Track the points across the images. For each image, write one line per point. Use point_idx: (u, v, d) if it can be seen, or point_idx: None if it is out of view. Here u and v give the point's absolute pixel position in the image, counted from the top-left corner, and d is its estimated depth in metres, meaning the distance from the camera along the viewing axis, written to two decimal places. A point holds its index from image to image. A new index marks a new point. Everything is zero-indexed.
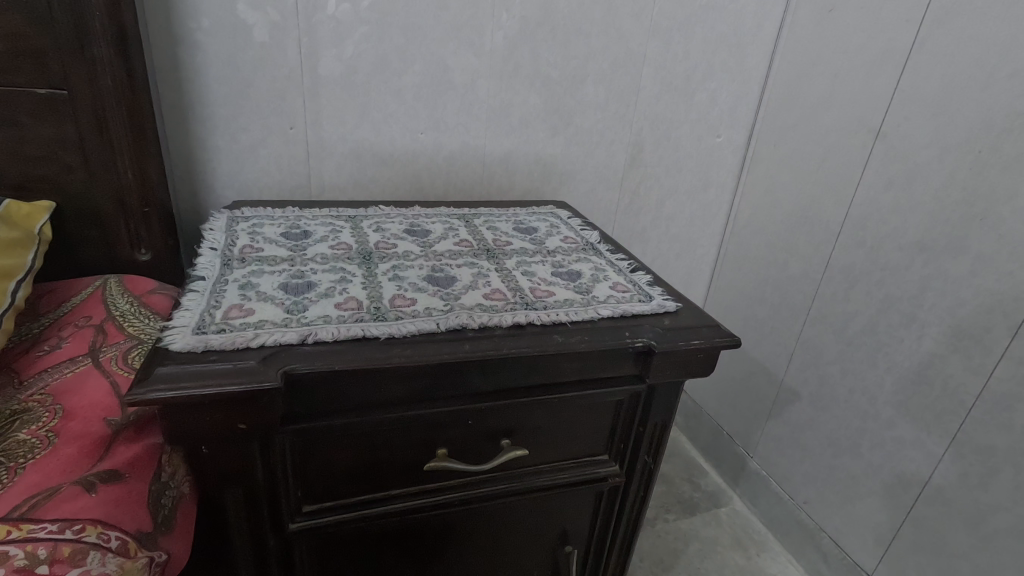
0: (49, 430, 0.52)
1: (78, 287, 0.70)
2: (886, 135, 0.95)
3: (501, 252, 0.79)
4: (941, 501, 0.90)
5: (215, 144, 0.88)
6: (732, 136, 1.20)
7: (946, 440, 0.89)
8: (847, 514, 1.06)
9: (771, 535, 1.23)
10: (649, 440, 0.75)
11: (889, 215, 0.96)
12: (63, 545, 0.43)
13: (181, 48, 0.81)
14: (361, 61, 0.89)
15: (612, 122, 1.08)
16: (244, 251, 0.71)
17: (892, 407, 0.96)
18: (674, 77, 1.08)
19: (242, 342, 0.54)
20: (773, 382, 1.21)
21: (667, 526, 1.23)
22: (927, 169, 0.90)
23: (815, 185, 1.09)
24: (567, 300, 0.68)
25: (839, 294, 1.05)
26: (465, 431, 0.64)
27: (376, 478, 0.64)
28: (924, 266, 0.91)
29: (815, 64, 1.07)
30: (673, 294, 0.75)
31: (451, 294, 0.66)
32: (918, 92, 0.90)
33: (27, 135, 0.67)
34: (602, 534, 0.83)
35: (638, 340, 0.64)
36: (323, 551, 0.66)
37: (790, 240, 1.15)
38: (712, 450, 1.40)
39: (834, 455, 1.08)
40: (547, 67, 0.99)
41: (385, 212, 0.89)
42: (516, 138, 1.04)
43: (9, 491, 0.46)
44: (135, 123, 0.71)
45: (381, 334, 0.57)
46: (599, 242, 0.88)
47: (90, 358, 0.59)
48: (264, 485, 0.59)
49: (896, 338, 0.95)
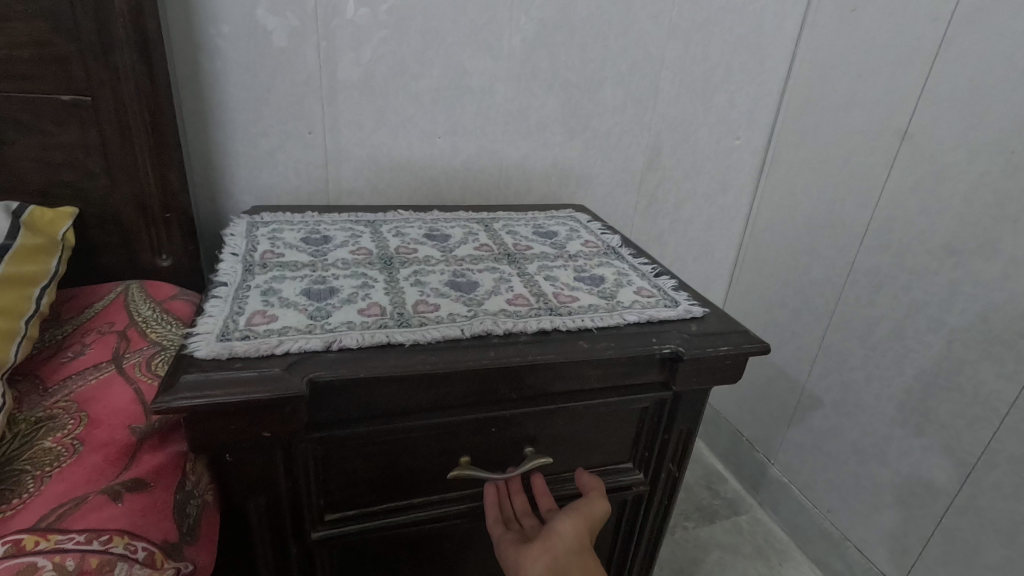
0: (74, 438, 0.51)
1: (100, 293, 0.70)
2: (912, 136, 0.93)
3: (522, 256, 0.78)
4: (974, 511, 0.88)
5: (234, 148, 0.88)
6: (751, 139, 1.18)
7: (978, 448, 0.86)
8: (873, 523, 1.04)
9: (793, 544, 1.20)
10: (675, 448, 0.73)
11: (916, 217, 0.94)
12: (90, 557, 0.43)
13: (201, 54, 0.81)
14: (380, 64, 0.89)
15: (629, 125, 1.07)
16: (265, 257, 0.70)
17: (920, 413, 0.94)
18: (693, 79, 1.07)
19: (266, 349, 0.53)
20: (794, 388, 1.19)
21: (687, 534, 1.21)
22: (955, 171, 0.88)
23: (837, 188, 1.07)
24: (592, 305, 0.67)
25: (864, 297, 1.03)
26: (488, 439, 0.63)
27: (399, 486, 0.63)
28: (953, 269, 0.89)
29: (836, 65, 1.05)
30: (699, 299, 0.73)
31: (474, 299, 0.65)
32: (947, 91, 0.88)
33: (51, 141, 0.68)
34: (625, 543, 0.81)
35: (665, 347, 0.63)
36: (345, 561, 0.66)
37: (812, 242, 1.13)
38: (731, 457, 1.38)
39: (859, 463, 1.05)
40: (565, 70, 0.99)
41: (404, 216, 0.88)
42: (533, 141, 1.03)
43: (35, 500, 0.46)
44: (156, 129, 0.71)
45: (406, 341, 0.56)
46: (620, 246, 0.87)
47: (113, 364, 0.59)
48: (287, 493, 0.58)
49: (924, 344, 0.93)
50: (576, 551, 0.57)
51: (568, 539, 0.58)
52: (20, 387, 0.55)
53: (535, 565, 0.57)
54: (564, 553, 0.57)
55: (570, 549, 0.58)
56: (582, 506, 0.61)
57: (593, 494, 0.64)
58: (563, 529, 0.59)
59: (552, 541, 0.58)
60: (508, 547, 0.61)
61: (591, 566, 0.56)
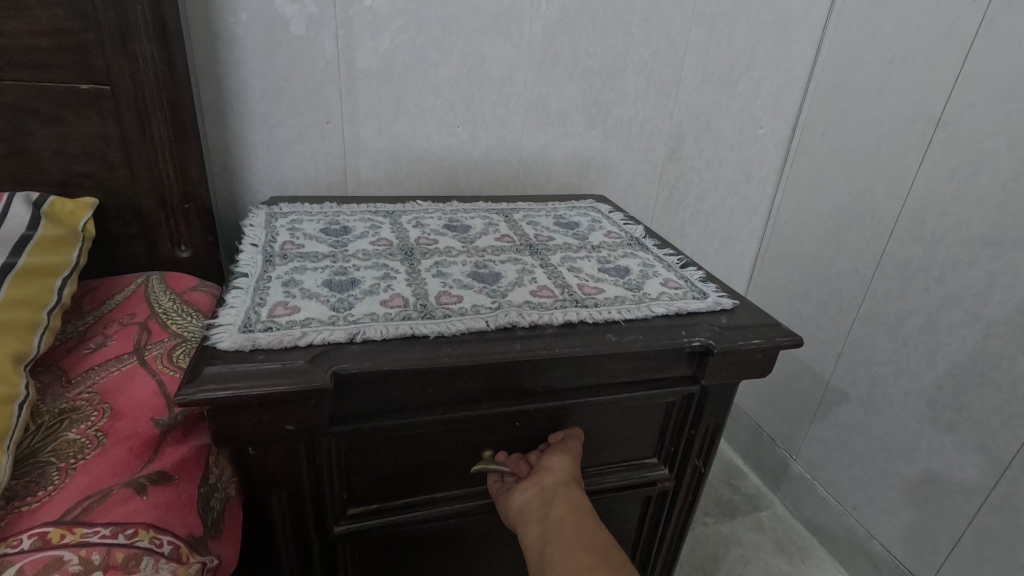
0: (97, 430, 0.51)
1: (120, 285, 0.70)
2: (947, 123, 0.90)
3: (545, 248, 0.77)
4: (1010, 510, 0.85)
5: (253, 139, 0.87)
6: (775, 128, 1.15)
7: (1015, 445, 0.84)
8: (901, 520, 1.01)
9: (815, 541, 1.18)
10: (701, 443, 0.72)
11: (951, 207, 0.91)
12: (116, 551, 0.43)
13: (220, 43, 0.80)
14: (398, 53, 0.87)
15: (651, 114, 1.05)
16: (285, 248, 0.69)
17: (952, 409, 0.92)
18: (717, 66, 1.04)
19: (289, 340, 0.52)
20: (819, 383, 1.16)
21: (707, 530, 1.19)
22: (994, 159, 0.85)
23: (866, 177, 1.04)
24: (618, 297, 0.66)
25: (894, 290, 1.00)
26: (512, 432, 0.62)
27: (422, 480, 0.62)
28: (990, 261, 0.86)
29: (867, 50, 1.02)
30: (728, 291, 0.71)
31: (497, 291, 0.64)
32: (986, 76, 0.85)
33: (69, 131, 0.67)
34: (648, 539, 0.80)
35: (695, 340, 0.61)
36: (367, 554, 0.65)
37: (838, 234, 1.10)
38: (751, 452, 1.36)
39: (886, 460, 1.03)
40: (586, 57, 0.96)
41: (423, 207, 0.87)
42: (554, 130, 1.01)
43: (60, 493, 0.45)
44: (175, 118, 0.70)
45: (430, 333, 0.55)
46: (644, 236, 0.85)
47: (135, 356, 0.58)
48: (310, 486, 0.57)
49: (957, 338, 0.90)
50: (565, 485, 0.56)
51: (556, 473, 0.57)
52: (43, 378, 0.55)
53: (524, 496, 0.57)
54: (551, 485, 0.56)
55: (558, 481, 0.56)
56: (567, 445, 0.61)
57: (573, 437, 0.62)
58: (552, 464, 0.58)
59: (541, 475, 0.57)
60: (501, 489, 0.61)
61: (578, 498, 0.55)
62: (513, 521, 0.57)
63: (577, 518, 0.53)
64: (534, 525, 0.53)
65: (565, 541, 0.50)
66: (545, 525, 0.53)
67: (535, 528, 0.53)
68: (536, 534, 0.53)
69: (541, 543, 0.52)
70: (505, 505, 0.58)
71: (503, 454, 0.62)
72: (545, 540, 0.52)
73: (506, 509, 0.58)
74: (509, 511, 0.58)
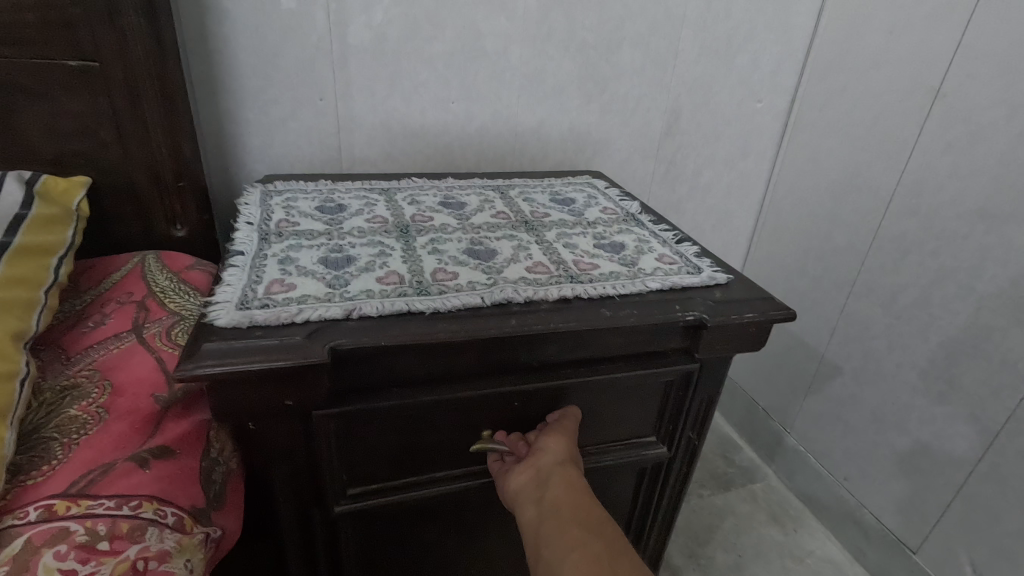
0: (99, 406, 0.51)
1: (117, 264, 0.70)
2: (946, 96, 0.90)
3: (541, 224, 0.77)
4: (996, 479, 0.87)
5: (246, 116, 0.86)
6: (773, 102, 1.14)
7: (1003, 415, 0.85)
8: (891, 490, 1.04)
9: (808, 511, 1.21)
10: (695, 418, 0.73)
11: (947, 180, 0.90)
12: (121, 522, 0.44)
13: (209, 17, 0.78)
14: (391, 27, 0.86)
15: (648, 89, 1.04)
16: (280, 226, 0.69)
17: (943, 382, 0.93)
18: (714, 39, 1.03)
19: (286, 317, 0.52)
20: (813, 357, 1.17)
21: (702, 501, 1.22)
22: (991, 132, 0.84)
23: (863, 151, 1.04)
24: (613, 273, 0.66)
25: (889, 265, 1.00)
26: (509, 412, 0.63)
27: (420, 457, 0.63)
28: (985, 234, 0.86)
29: (867, 20, 1.00)
30: (723, 266, 0.71)
31: (492, 268, 0.64)
32: (986, 46, 0.84)
33: (59, 109, 0.66)
34: (643, 511, 0.82)
35: (689, 314, 0.61)
36: (367, 529, 0.67)
37: (835, 208, 1.10)
38: (747, 426, 1.37)
39: (878, 431, 1.05)
40: (582, 30, 0.95)
41: (419, 184, 0.86)
42: (550, 105, 1.00)
43: (64, 468, 0.46)
44: (166, 94, 0.69)
45: (426, 309, 0.55)
46: (640, 212, 0.85)
47: (134, 334, 0.59)
48: (310, 462, 0.58)
49: (950, 311, 0.91)
50: (561, 465, 0.57)
51: (552, 454, 0.58)
52: (43, 357, 0.55)
53: (520, 479, 0.58)
54: (547, 467, 0.57)
55: (554, 462, 0.57)
56: (562, 425, 0.62)
57: (568, 417, 0.63)
58: (548, 445, 0.59)
59: (537, 456, 0.59)
60: (500, 471, 0.62)
61: (573, 477, 0.56)
62: (510, 502, 0.58)
63: (571, 497, 0.54)
64: (530, 506, 0.55)
65: (559, 520, 0.51)
66: (540, 506, 0.54)
67: (531, 508, 0.55)
68: (531, 515, 0.54)
69: (536, 523, 0.53)
70: (503, 487, 0.60)
71: (502, 433, 0.63)
72: (540, 520, 0.53)
73: (503, 491, 0.60)
74: (506, 494, 0.59)
